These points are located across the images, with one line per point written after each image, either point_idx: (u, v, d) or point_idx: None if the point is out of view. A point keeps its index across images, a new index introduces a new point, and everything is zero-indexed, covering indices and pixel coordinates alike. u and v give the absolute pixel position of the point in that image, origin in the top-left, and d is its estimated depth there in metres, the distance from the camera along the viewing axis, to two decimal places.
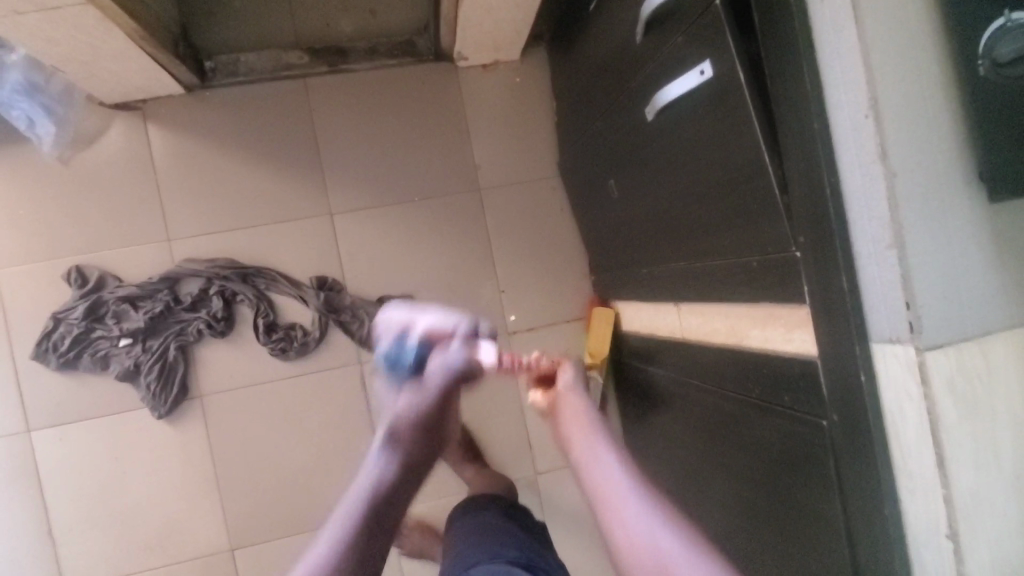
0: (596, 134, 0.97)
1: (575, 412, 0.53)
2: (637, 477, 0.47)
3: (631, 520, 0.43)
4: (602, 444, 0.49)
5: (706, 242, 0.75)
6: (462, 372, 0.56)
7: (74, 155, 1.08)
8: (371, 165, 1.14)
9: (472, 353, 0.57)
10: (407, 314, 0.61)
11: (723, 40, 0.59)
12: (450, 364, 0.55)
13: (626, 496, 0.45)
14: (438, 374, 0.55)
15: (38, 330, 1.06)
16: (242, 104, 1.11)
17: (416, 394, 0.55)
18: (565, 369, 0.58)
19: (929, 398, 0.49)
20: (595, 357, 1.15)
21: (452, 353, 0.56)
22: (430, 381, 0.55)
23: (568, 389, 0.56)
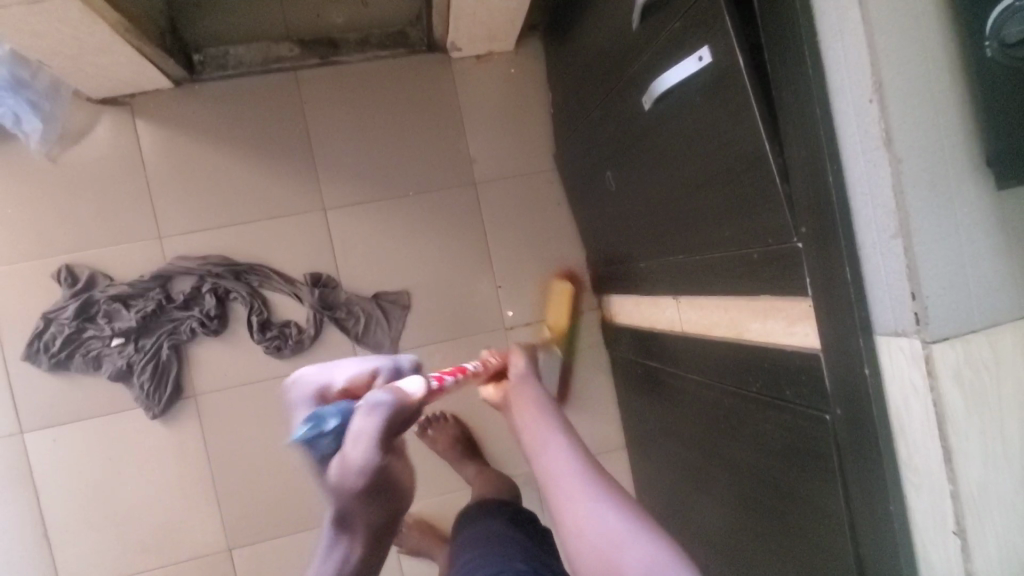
0: (593, 125, 0.96)
1: (522, 396, 0.58)
2: (581, 460, 0.51)
3: (578, 499, 0.48)
4: (549, 429, 0.54)
5: (705, 235, 0.73)
6: (394, 415, 0.45)
7: (63, 152, 1.06)
8: (364, 160, 1.12)
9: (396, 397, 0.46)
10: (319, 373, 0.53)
11: (722, 23, 0.57)
12: (373, 406, 0.44)
13: (568, 476, 0.50)
14: (362, 426, 0.44)
15: (29, 330, 1.05)
16: (232, 97, 1.09)
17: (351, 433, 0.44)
18: (516, 362, 0.62)
19: (935, 392, 0.48)
20: (557, 333, 1.16)
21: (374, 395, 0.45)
22: (355, 439, 0.44)
23: (519, 382, 0.60)
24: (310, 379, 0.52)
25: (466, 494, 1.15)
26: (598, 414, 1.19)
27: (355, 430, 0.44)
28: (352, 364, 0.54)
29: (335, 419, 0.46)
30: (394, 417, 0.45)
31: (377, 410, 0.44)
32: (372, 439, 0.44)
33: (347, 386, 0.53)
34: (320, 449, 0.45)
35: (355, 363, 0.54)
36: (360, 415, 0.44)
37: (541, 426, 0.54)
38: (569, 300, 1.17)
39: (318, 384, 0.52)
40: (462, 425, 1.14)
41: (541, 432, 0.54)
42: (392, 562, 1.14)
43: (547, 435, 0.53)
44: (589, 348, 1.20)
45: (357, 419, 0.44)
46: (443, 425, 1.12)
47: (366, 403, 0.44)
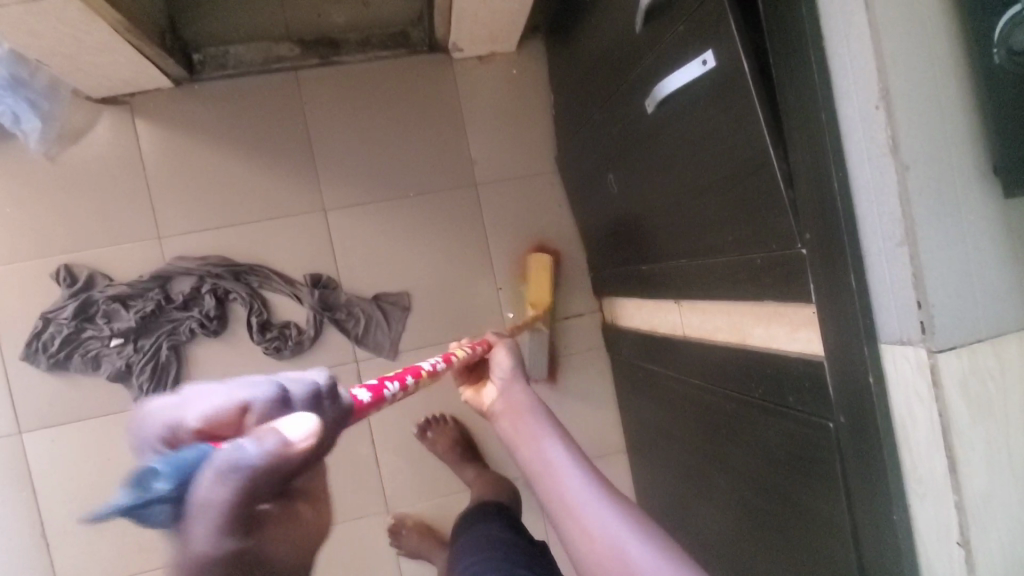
0: (595, 127, 0.95)
1: (512, 403, 0.57)
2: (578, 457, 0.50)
3: (583, 511, 0.46)
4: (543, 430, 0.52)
5: (708, 239, 0.73)
6: (274, 469, 0.31)
7: (61, 151, 1.05)
8: (365, 161, 1.12)
9: (272, 446, 0.31)
10: (171, 407, 0.33)
11: (726, 27, 0.56)
12: (226, 464, 0.29)
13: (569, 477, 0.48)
14: (209, 494, 0.29)
15: (27, 330, 1.04)
16: (233, 97, 1.08)
17: (201, 499, 0.29)
18: (500, 369, 0.64)
19: (940, 402, 0.47)
20: (535, 309, 1.12)
21: (236, 448, 0.30)
22: (201, 508, 0.29)
23: (505, 386, 0.61)
24: (158, 412, 0.33)
25: (466, 496, 1.15)
26: (598, 417, 1.19)
27: (201, 498, 0.29)
28: (221, 390, 0.34)
29: (166, 478, 0.29)
30: (267, 472, 0.30)
31: (231, 467, 0.29)
32: (223, 513, 0.29)
33: (200, 427, 0.33)
34: (154, 518, 0.30)
35: (220, 391, 0.34)
36: (205, 474, 0.29)
37: (534, 426, 0.53)
38: (546, 273, 1.12)
39: (167, 419, 0.33)
40: (461, 427, 1.13)
41: (534, 433, 0.52)
42: (391, 564, 1.13)
43: (541, 435, 0.51)
44: (589, 350, 1.19)
45: (201, 482, 0.29)
46: (443, 427, 1.12)
47: (218, 456, 0.29)
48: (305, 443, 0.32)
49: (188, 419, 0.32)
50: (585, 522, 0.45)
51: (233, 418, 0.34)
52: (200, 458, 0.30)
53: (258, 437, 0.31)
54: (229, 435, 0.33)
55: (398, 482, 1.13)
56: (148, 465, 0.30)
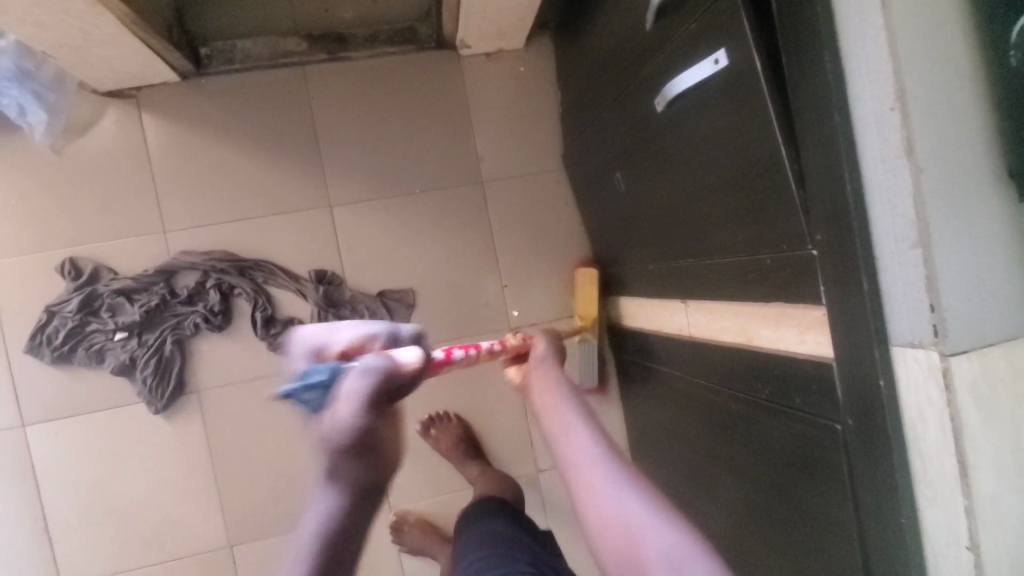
0: (602, 125, 0.95)
1: (545, 378, 0.58)
2: (602, 442, 0.49)
3: (601, 494, 0.46)
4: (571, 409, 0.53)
5: (716, 239, 0.73)
6: (384, 379, 0.46)
7: (67, 144, 1.05)
8: (371, 157, 1.12)
9: (390, 359, 0.47)
10: (322, 329, 0.52)
11: (740, 25, 0.56)
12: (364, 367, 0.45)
13: (591, 460, 0.48)
14: (350, 388, 0.45)
15: (31, 323, 1.04)
16: (239, 92, 1.08)
17: (350, 385, 0.45)
18: (539, 345, 0.63)
19: (951, 405, 0.47)
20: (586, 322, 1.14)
21: (369, 359, 0.46)
22: (343, 399, 0.45)
23: (539, 364, 0.60)
24: (312, 338, 0.52)
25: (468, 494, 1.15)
26: (602, 415, 1.19)
27: (345, 390, 0.45)
28: (351, 329, 0.53)
29: (325, 375, 0.47)
30: (387, 377, 0.46)
31: (361, 372, 0.45)
32: (357, 402, 0.45)
33: (346, 344, 0.52)
34: (312, 400, 0.47)
35: (353, 330, 0.53)
36: (350, 376, 0.45)
37: (563, 406, 0.53)
38: (593, 286, 1.13)
39: (318, 345, 0.51)
40: (465, 425, 1.13)
41: (564, 412, 0.52)
42: (393, 560, 1.13)
43: (570, 416, 0.52)
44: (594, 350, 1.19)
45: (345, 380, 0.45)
46: (448, 425, 1.12)
47: (359, 364, 0.46)
48: (411, 365, 0.49)
49: (337, 340, 0.52)
50: (597, 494, 0.46)
51: (363, 348, 0.53)
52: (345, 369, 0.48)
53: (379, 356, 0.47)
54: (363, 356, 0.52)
55: (401, 479, 1.13)
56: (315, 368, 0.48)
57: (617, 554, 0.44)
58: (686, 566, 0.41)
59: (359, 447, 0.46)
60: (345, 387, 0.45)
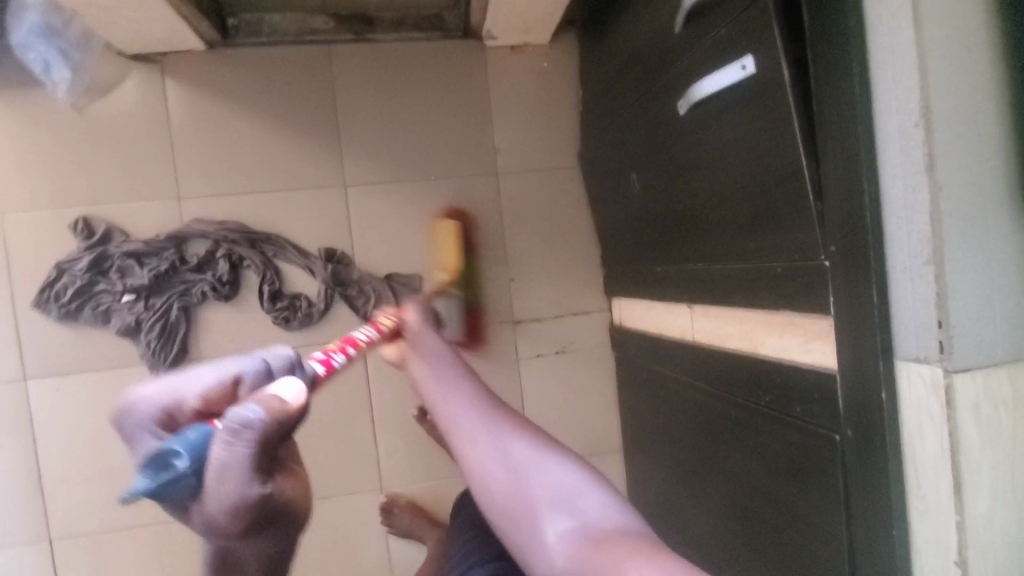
0: (622, 125, 0.96)
1: (420, 355, 0.69)
2: (478, 404, 0.59)
3: (483, 448, 0.55)
4: (449, 383, 0.63)
5: (727, 246, 0.73)
6: (267, 430, 0.38)
7: (89, 104, 1.06)
8: (388, 140, 1.12)
9: (268, 407, 0.39)
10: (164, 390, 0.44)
11: (770, 34, 0.56)
12: (237, 426, 0.37)
13: (472, 421, 0.57)
14: (230, 456, 0.37)
15: (40, 278, 1.05)
16: (263, 65, 1.09)
17: (225, 454, 0.37)
18: (410, 319, 0.76)
19: (951, 422, 0.48)
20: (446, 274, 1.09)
21: (240, 413, 0.38)
22: (217, 472, 0.37)
23: (416, 334, 0.73)
24: (153, 400, 0.44)
25: (459, 481, 1.16)
26: (597, 414, 1.20)
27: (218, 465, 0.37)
28: (204, 375, 0.46)
29: (187, 457, 0.38)
30: (271, 427, 0.38)
31: (235, 436, 0.37)
32: (242, 467, 0.37)
33: (199, 402, 0.45)
34: (175, 493, 0.38)
35: (202, 373, 0.46)
36: (219, 446, 0.38)
37: (442, 381, 0.63)
38: (453, 238, 1.09)
39: (166, 407, 0.44)
40: None
41: (443, 387, 0.63)
42: (381, 541, 1.14)
43: (450, 388, 0.62)
44: (594, 349, 1.20)
45: (219, 452, 0.37)
46: None
47: (226, 427, 0.38)
48: (301, 402, 0.41)
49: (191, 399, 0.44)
50: (479, 445, 0.55)
51: (223, 394, 0.46)
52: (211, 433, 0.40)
53: (254, 406, 0.38)
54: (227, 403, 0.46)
55: (394, 461, 1.14)
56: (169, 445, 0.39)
57: (505, 498, 0.52)
58: (581, 495, 0.49)
59: (261, 522, 0.39)
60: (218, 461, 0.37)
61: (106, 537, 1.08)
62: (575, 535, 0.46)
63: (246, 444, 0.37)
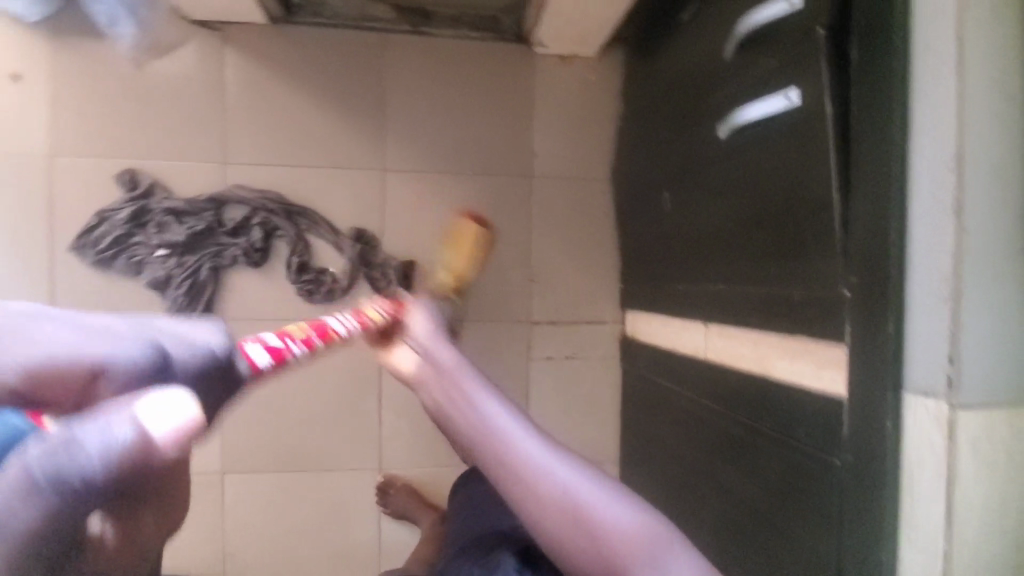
0: (660, 143, 0.99)
1: (458, 387, 0.70)
2: (530, 430, 0.64)
3: (548, 476, 0.58)
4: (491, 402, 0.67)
5: (748, 269, 0.75)
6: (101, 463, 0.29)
7: (149, 61, 1.10)
8: (430, 132, 1.16)
9: (128, 439, 0.29)
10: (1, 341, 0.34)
11: (818, 70, 0.59)
12: (54, 449, 0.28)
13: (531, 446, 0.61)
14: (36, 481, 0.28)
15: (81, 223, 1.08)
16: (320, 45, 1.13)
17: (35, 474, 0.28)
18: (417, 323, 0.77)
19: (950, 453, 0.51)
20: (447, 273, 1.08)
21: (89, 435, 0.28)
22: (23, 495, 0.28)
23: (428, 343, 0.75)
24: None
25: (457, 470, 1.18)
26: (599, 422, 1.22)
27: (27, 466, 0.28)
28: (60, 344, 0.35)
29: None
30: (108, 466, 0.28)
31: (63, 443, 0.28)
32: (46, 501, 0.28)
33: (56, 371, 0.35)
34: None
35: (61, 341, 0.36)
36: (39, 453, 0.28)
37: (486, 400, 0.68)
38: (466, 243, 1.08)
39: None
40: None
41: (489, 406, 0.67)
42: (372, 519, 1.16)
43: (496, 408, 0.66)
44: (602, 358, 1.22)
45: (26, 468, 0.28)
46: None
47: (52, 444, 0.28)
48: (163, 445, 0.29)
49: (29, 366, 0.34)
50: (542, 473, 0.59)
51: (81, 378, 0.35)
52: (32, 432, 0.30)
53: (113, 425, 0.29)
54: (81, 387, 0.35)
55: (396, 444, 1.16)
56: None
57: (575, 527, 0.55)
58: (663, 548, 0.54)
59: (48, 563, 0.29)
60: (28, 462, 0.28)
61: None
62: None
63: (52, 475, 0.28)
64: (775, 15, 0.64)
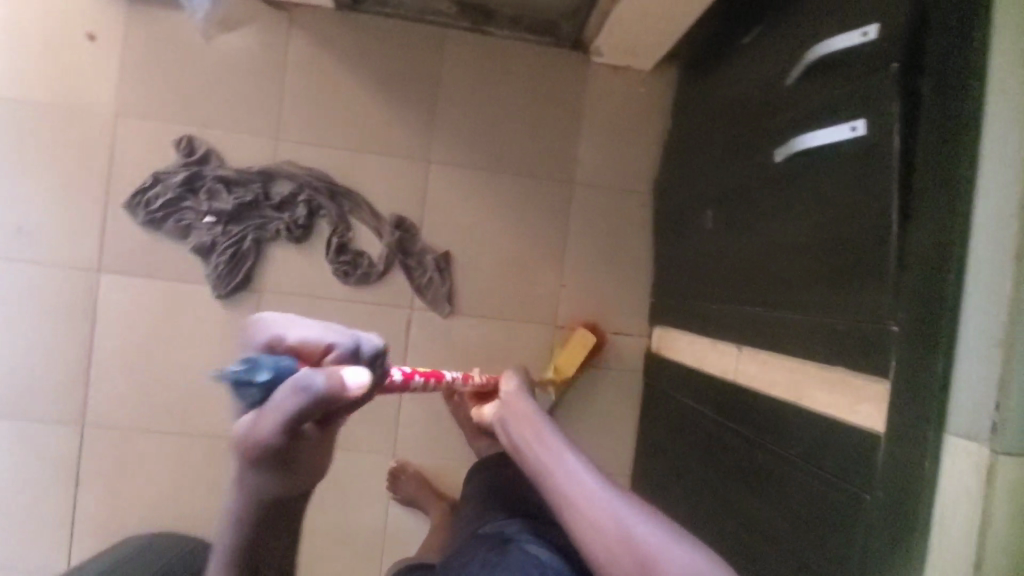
0: (711, 162, 0.99)
1: (517, 426, 0.71)
2: (590, 468, 0.62)
3: (601, 514, 0.56)
4: (560, 447, 0.64)
5: (791, 296, 0.75)
6: (321, 402, 0.39)
7: (217, 35, 1.13)
8: (479, 129, 1.17)
9: (336, 382, 0.39)
10: (279, 321, 0.45)
11: (888, 103, 0.59)
12: (298, 384, 0.39)
13: (587, 480, 0.59)
14: (285, 402, 0.39)
15: (136, 182, 1.12)
16: (381, 34, 1.15)
17: (286, 399, 0.39)
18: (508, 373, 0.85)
19: (987, 499, 0.53)
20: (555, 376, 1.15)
21: (309, 373, 0.39)
22: (277, 408, 0.39)
23: (515, 396, 0.77)
24: (268, 325, 0.45)
25: (468, 465, 1.19)
26: (614, 434, 1.21)
27: (276, 400, 0.39)
28: (310, 328, 0.45)
29: (267, 374, 0.40)
30: (324, 399, 0.39)
31: (296, 388, 0.39)
32: (289, 414, 0.39)
33: (296, 347, 0.44)
34: (243, 398, 0.41)
35: (314, 325, 0.46)
36: (280, 394, 0.39)
37: (554, 444, 0.65)
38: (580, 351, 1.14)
39: (271, 334, 0.44)
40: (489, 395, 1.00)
41: (556, 450, 0.64)
42: (380, 503, 1.18)
43: (560, 452, 0.63)
44: (625, 371, 1.21)
45: (282, 394, 0.39)
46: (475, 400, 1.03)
47: (295, 379, 0.39)
48: (358, 391, 0.41)
49: (289, 340, 0.44)
50: (596, 510, 0.57)
51: (316, 353, 0.45)
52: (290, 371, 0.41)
53: (320, 372, 0.39)
54: (313, 362, 0.45)
55: (411, 431, 1.18)
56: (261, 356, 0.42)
57: (626, 564, 0.54)
58: None
59: (278, 456, 0.42)
60: (277, 397, 0.39)
61: (131, 434, 1.13)
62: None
63: (297, 400, 0.39)
64: (843, 46, 0.65)
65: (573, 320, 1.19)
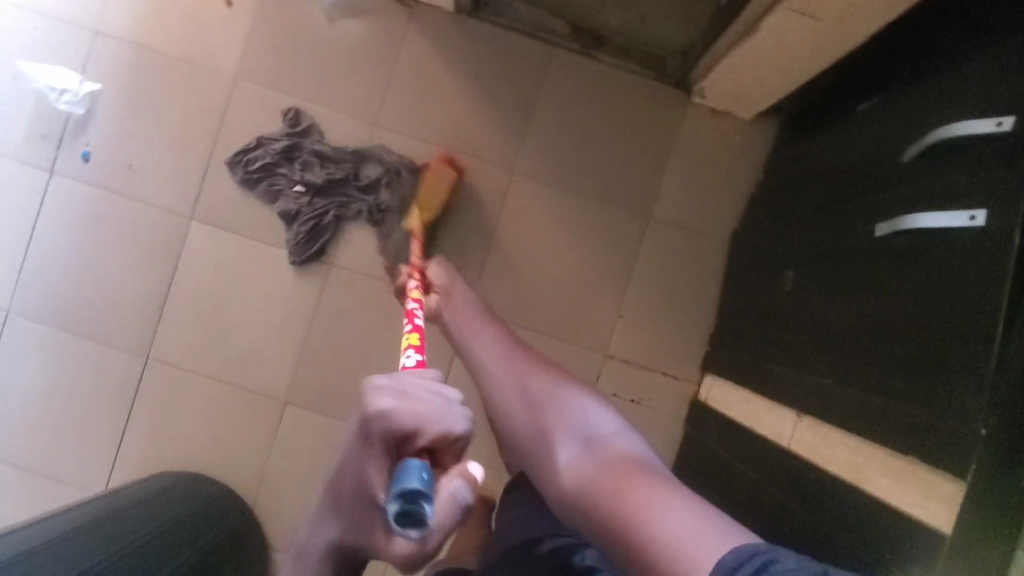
0: (803, 222, 0.97)
1: (467, 329, 0.86)
2: (517, 351, 0.78)
3: (517, 377, 0.72)
4: (497, 340, 0.81)
5: (868, 374, 0.72)
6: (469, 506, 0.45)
7: (340, 18, 1.19)
8: (568, 148, 1.19)
9: (475, 485, 0.45)
10: (398, 409, 0.44)
11: (1014, 198, 0.57)
12: (456, 497, 0.44)
13: (513, 358, 0.76)
14: (444, 513, 0.44)
15: (240, 143, 1.19)
16: (492, 42, 1.19)
17: (446, 509, 0.44)
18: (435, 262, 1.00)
19: None
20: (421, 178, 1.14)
21: (460, 488, 0.44)
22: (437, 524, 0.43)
23: (461, 300, 0.92)
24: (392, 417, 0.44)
25: (494, 474, 1.19)
26: None
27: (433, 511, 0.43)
28: (430, 410, 0.45)
29: (426, 497, 0.42)
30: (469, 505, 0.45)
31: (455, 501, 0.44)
32: (448, 524, 0.44)
33: (427, 439, 0.45)
34: (398, 515, 0.42)
35: (431, 405, 0.46)
36: (443, 507, 0.44)
37: (492, 339, 0.81)
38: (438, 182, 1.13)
39: (399, 426, 0.44)
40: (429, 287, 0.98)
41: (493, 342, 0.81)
42: None
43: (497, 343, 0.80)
44: (668, 414, 1.19)
45: (441, 507, 0.43)
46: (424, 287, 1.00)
47: (452, 491, 0.44)
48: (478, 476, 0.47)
49: (419, 433, 0.45)
50: (515, 376, 0.73)
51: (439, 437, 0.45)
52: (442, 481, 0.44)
53: (466, 486, 0.44)
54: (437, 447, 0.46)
55: None
56: (407, 474, 0.42)
57: (529, 407, 0.68)
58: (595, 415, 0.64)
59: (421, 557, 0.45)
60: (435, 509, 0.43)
61: (187, 375, 1.19)
62: (582, 439, 0.61)
63: (458, 512, 0.44)
64: (968, 133, 0.63)
65: (624, 353, 1.18)
